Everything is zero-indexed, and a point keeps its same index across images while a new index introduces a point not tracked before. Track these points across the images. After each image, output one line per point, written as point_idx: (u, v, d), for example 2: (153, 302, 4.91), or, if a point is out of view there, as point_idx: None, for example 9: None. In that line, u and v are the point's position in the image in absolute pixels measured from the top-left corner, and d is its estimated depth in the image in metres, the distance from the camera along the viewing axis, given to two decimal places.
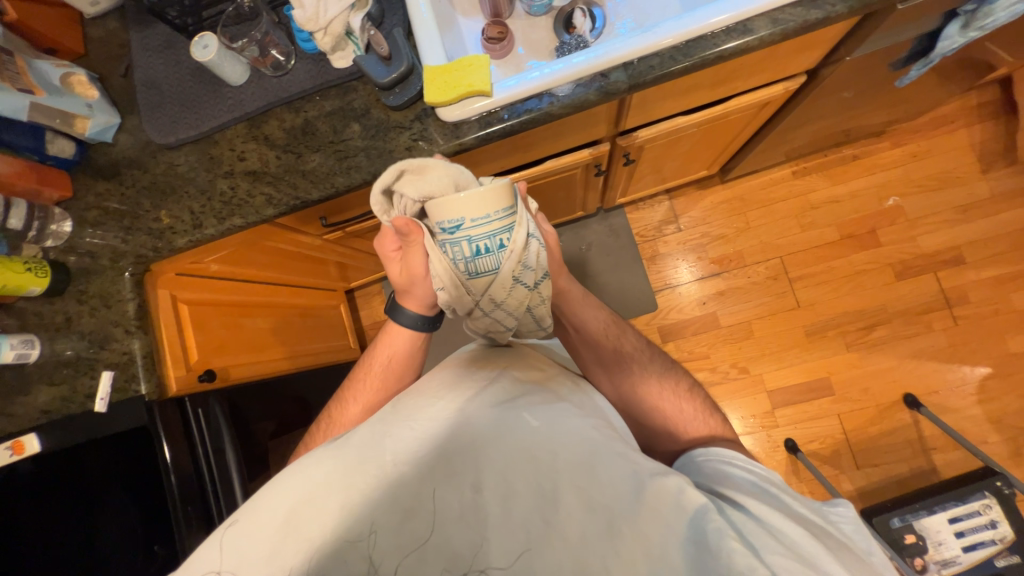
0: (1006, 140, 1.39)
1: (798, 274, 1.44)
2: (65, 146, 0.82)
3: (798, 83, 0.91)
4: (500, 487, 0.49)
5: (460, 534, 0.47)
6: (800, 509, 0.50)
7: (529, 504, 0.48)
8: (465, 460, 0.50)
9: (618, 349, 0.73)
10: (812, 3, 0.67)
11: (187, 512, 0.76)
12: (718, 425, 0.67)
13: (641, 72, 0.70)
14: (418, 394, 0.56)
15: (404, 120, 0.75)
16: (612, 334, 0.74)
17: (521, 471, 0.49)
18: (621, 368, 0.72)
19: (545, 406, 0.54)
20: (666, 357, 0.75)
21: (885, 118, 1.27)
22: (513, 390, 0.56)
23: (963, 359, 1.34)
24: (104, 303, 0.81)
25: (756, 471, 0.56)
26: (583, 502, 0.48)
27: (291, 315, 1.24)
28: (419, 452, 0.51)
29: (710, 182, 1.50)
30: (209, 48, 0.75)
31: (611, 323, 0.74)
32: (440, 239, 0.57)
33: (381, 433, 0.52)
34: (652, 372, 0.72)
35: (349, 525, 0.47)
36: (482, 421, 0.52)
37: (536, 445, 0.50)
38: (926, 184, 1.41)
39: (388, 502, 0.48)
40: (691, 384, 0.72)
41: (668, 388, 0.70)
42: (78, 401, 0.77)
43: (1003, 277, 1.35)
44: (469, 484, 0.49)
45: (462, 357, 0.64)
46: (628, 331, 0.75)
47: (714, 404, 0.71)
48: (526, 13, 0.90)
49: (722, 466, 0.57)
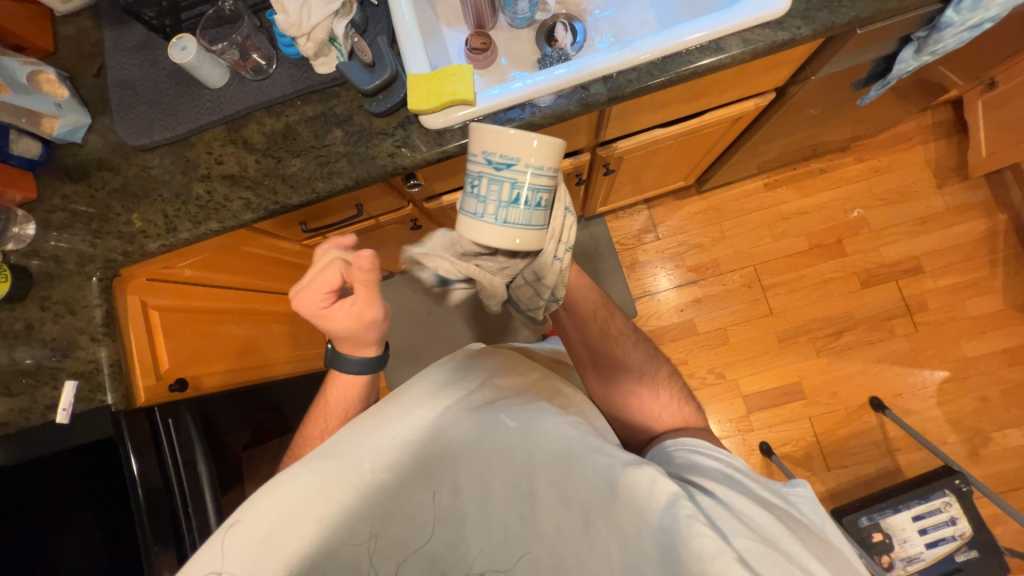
0: (959, 157, 1.48)
1: (771, 282, 1.49)
2: (30, 146, 0.79)
3: (767, 100, 0.95)
4: (479, 489, 0.49)
5: (443, 534, 0.48)
6: (762, 492, 0.52)
7: (508, 505, 0.49)
8: (443, 464, 0.50)
9: (606, 333, 0.71)
10: (779, 25, 0.71)
11: (149, 528, 0.72)
12: (691, 413, 0.70)
13: (620, 85, 0.73)
14: (394, 397, 0.56)
15: (387, 126, 0.76)
16: (602, 318, 0.71)
17: (499, 473, 0.50)
18: (606, 358, 0.71)
19: (521, 406, 0.54)
20: (650, 342, 0.74)
21: (849, 134, 1.34)
22: (490, 393, 0.57)
23: (923, 364, 1.41)
24: (69, 309, 0.79)
25: (720, 457, 0.57)
26: (561, 499, 0.49)
27: (269, 323, 1.22)
28: (397, 459, 0.50)
29: (687, 193, 1.55)
30: (188, 50, 0.73)
31: (602, 307, 0.71)
32: (478, 174, 0.50)
33: (357, 440, 0.51)
34: (635, 360, 0.71)
35: (329, 534, 0.47)
36: (460, 425, 0.52)
37: (514, 446, 0.51)
38: (887, 197, 1.49)
39: (368, 510, 0.48)
40: (670, 369, 0.74)
41: (648, 378, 0.71)
42: (37, 413, 0.74)
43: (958, 286, 1.43)
44: (448, 487, 0.49)
45: (440, 362, 0.63)
46: (618, 315, 0.73)
47: (688, 391, 0.73)
48: (510, 26, 0.92)
49: (691, 455, 0.58)
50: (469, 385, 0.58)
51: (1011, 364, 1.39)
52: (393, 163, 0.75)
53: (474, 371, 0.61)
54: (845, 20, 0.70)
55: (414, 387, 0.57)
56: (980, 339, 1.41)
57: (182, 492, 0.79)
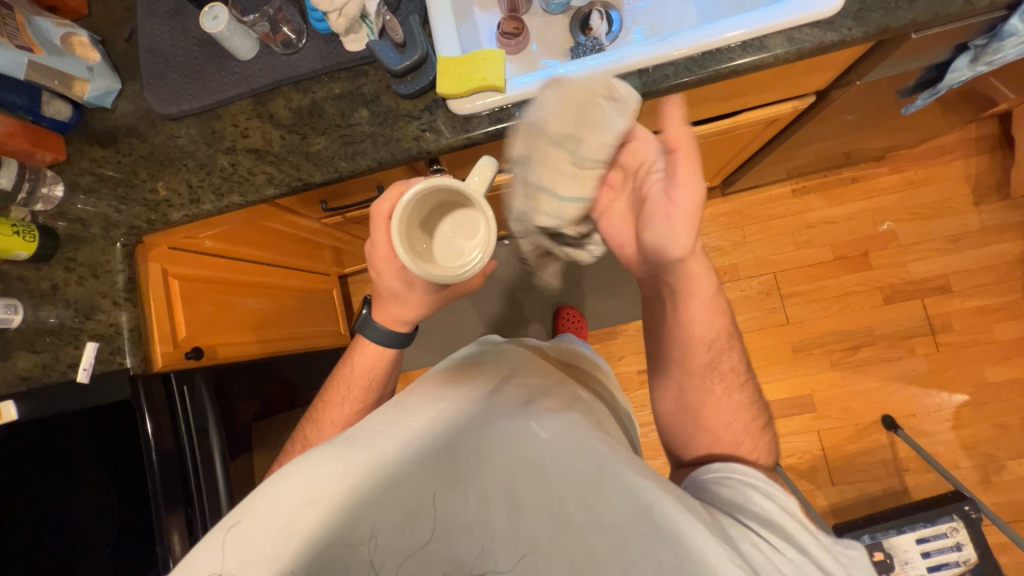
0: (1001, 174, 1.41)
1: (790, 291, 1.46)
2: (61, 108, 0.79)
3: (806, 103, 0.92)
4: (505, 497, 0.44)
5: (465, 543, 0.43)
6: (820, 556, 0.44)
7: (536, 519, 0.43)
8: (468, 465, 0.46)
9: (711, 360, 0.63)
10: (829, 25, 0.68)
11: (160, 488, 0.75)
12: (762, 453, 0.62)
13: (655, 80, 0.70)
14: (422, 393, 0.55)
15: (414, 109, 0.75)
16: (723, 344, 0.64)
17: (527, 482, 0.45)
18: (712, 378, 0.64)
19: (551, 416, 0.51)
20: (741, 371, 0.65)
21: (886, 144, 1.28)
22: (519, 400, 0.54)
23: (941, 386, 1.37)
24: (92, 272, 0.80)
25: (782, 497, 0.50)
26: (594, 520, 0.43)
27: (284, 298, 1.22)
28: (420, 454, 0.47)
29: (711, 194, 1.51)
30: (219, 19, 0.73)
31: (722, 337, 0.63)
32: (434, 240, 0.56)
33: (380, 431, 0.49)
34: (728, 396, 0.64)
35: (345, 526, 0.44)
36: (486, 426, 0.50)
37: (542, 455, 0.46)
38: (920, 212, 1.44)
39: (385, 503, 0.44)
40: (753, 407, 0.64)
41: (741, 416, 0.63)
42: (60, 369, 0.76)
43: (986, 308, 1.39)
44: (474, 491, 0.45)
45: (464, 364, 0.61)
46: (715, 329, 0.63)
47: (767, 432, 0.64)
48: (544, 11, 0.90)
49: (743, 485, 0.52)
50: (499, 391, 0.55)
51: None
52: (418, 147, 0.74)
53: (505, 377, 0.58)
54: (900, 23, 0.66)
55: (443, 389, 0.55)
56: (1003, 365, 1.36)
57: (195, 460, 0.80)
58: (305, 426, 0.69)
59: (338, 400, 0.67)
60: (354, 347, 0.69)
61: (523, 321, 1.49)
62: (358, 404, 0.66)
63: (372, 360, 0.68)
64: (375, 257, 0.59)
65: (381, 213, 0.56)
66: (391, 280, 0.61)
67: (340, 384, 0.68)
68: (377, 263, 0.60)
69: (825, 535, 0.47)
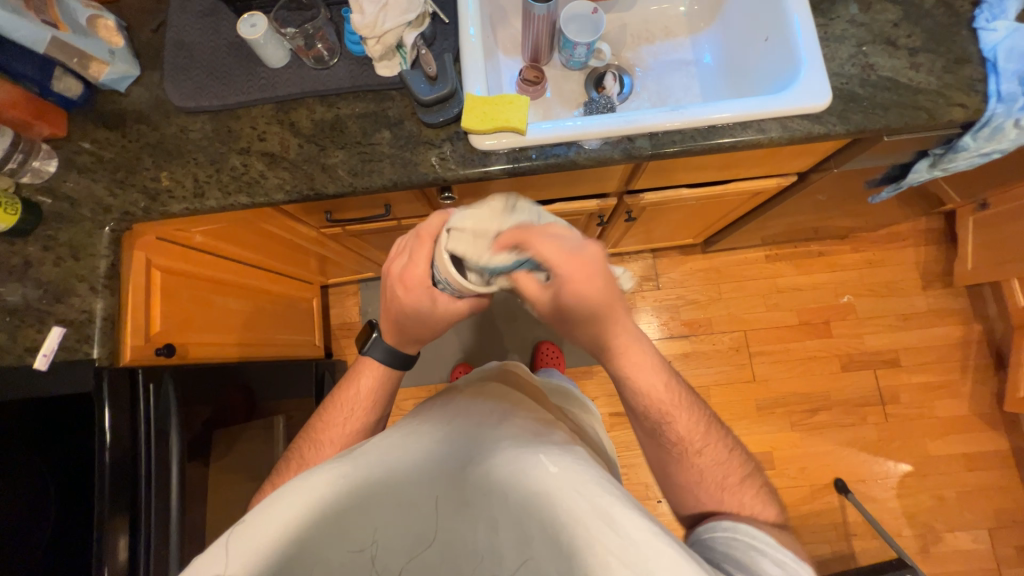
0: (946, 264, 1.57)
1: (757, 349, 1.54)
2: (72, 85, 0.78)
3: (788, 181, 1.01)
4: (513, 526, 0.46)
5: (467, 549, 0.47)
6: None
7: (542, 546, 0.45)
8: (477, 497, 0.48)
9: (695, 444, 0.61)
10: (817, 118, 0.76)
11: (107, 494, 0.69)
12: (765, 512, 0.58)
13: (664, 143, 0.76)
14: (435, 418, 0.56)
15: (435, 137, 0.78)
16: (703, 427, 0.62)
17: (535, 517, 0.46)
18: (697, 460, 0.61)
19: (562, 451, 0.50)
20: (722, 432, 0.64)
21: (849, 225, 1.41)
22: (530, 431, 0.54)
23: (888, 454, 1.46)
24: (72, 254, 0.77)
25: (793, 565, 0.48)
26: (603, 560, 0.42)
27: (264, 301, 1.19)
28: (431, 479, 0.49)
29: (692, 250, 1.60)
30: (258, 27, 0.75)
31: (703, 426, 0.61)
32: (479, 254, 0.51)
33: (388, 454, 0.50)
34: (718, 467, 0.61)
35: (348, 532, 0.47)
36: (498, 458, 0.50)
37: (551, 490, 0.46)
38: (877, 290, 1.57)
39: (394, 516, 0.47)
40: (747, 467, 0.63)
41: (736, 485, 0.60)
42: (15, 353, 0.71)
43: (930, 384, 1.50)
44: (483, 521, 0.47)
45: (482, 391, 0.63)
46: (692, 407, 0.61)
47: (770, 488, 0.62)
48: (563, 65, 0.97)
49: (750, 551, 0.50)
50: (509, 420, 0.55)
51: (969, 469, 1.44)
52: (435, 173, 0.76)
53: (513, 408, 0.59)
54: (875, 126, 0.75)
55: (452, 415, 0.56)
56: (943, 440, 1.46)
57: (149, 463, 0.74)
58: (302, 447, 0.67)
59: (339, 420, 0.66)
60: (359, 368, 0.69)
61: (502, 351, 1.50)
62: (358, 425, 0.66)
63: (378, 381, 0.68)
64: (406, 274, 0.57)
65: (428, 233, 0.54)
66: (418, 298, 0.59)
67: (342, 405, 0.68)
68: (406, 281, 0.58)
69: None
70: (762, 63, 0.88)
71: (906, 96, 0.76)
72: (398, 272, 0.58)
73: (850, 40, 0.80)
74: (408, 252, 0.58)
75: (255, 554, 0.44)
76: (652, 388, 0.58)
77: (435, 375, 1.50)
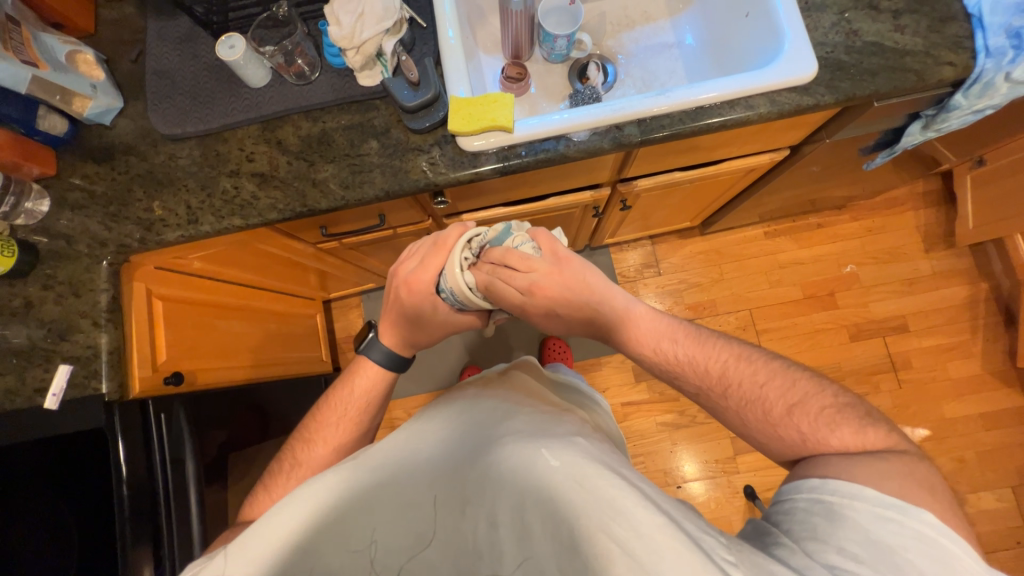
0: (946, 225, 1.56)
1: (764, 327, 1.53)
2: (57, 123, 0.78)
3: (781, 156, 1.00)
4: (514, 522, 0.46)
5: (467, 547, 0.46)
6: None
7: (542, 543, 0.44)
8: (480, 494, 0.48)
9: (724, 380, 0.58)
10: (805, 90, 0.76)
11: (128, 528, 0.69)
12: (869, 440, 0.51)
13: (652, 129, 0.76)
14: (434, 421, 0.56)
15: (423, 143, 0.77)
16: (722, 367, 0.59)
17: (538, 512, 0.45)
18: (753, 424, 0.57)
19: (566, 444, 0.50)
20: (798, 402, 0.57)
21: (846, 194, 1.40)
22: (532, 426, 0.53)
23: (905, 421, 1.45)
24: (73, 291, 0.77)
25: (893, 522, 0.43)
26: (605, 547, 0.42)
27: (267, 322, 1.18)
28: (432, 476, 0.49)
29: (691, 234, 1.60)
30: (235, 48, 0.75)
31: (718, 366, 0.59)
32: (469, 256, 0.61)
33: (392, 456, 0.51)
34: (761, 401, 0.56)
35: (347, 533, 0.46)
36: (500, 457, 0.49)
37: (553, 486, 0.46)
38: (879, 257, 1.56)
39: (396, 516, 0.47)
40: (796, 393, 0.56)
41: (791, 407, 0.55)
42: (24, 395, 0.71)
43: (941, 347, 1.49)
44: (485, 516, 0.47)
45: (476, 391, 0.63)
46: (698, 347, 0.61)
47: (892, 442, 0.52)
48: (544, 59, 0.97)
49: (841, 513, 0.46)
50: (511, 418, 0.55)
51: (987, 429, 1.43)
52: (427, 178, 0.76)
53: (517, 404, 0.58)
54: (865, 93, 0.74)
55: (455, 412, 0.57)
56: (958, 403, 1.45)
57: (167, 492, 0.74)
58: (294, 446, 0.66)
59: (337, 419, 0.66)
60: (355, 368, 0.70)
61: (507, 348, 1.51)
62: (352, 426, 0.65)
63: (373, 381, 0.69)
64: (414, 279, 0.62)
65: (446, 243, 0.61)
66: (420, 302, 0.64)
67: (336, 405, 0.67)
68: (411, 285, 0.63)
69: (957, 562, 0.41)
70: (744, 40, 0.87)
71: (892, 59, 0.75)
72: (405, 275, 0.63)
73: (831, 8, 0.79)
74: (420, 258, 0.63)
75: (252, 560, 0.44)
76: (665, 351, 0.61)
77: (445, 381, 1.50)
